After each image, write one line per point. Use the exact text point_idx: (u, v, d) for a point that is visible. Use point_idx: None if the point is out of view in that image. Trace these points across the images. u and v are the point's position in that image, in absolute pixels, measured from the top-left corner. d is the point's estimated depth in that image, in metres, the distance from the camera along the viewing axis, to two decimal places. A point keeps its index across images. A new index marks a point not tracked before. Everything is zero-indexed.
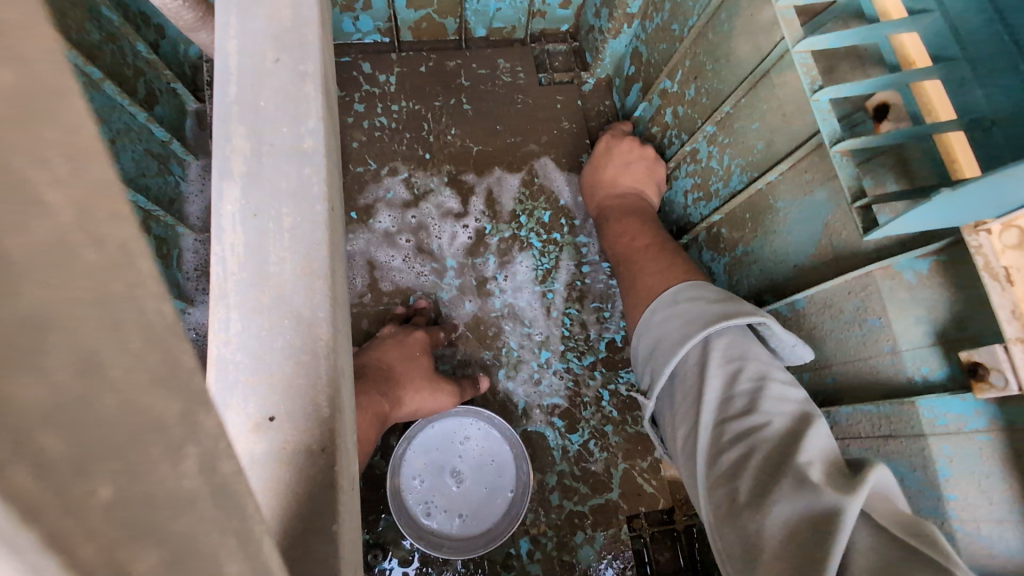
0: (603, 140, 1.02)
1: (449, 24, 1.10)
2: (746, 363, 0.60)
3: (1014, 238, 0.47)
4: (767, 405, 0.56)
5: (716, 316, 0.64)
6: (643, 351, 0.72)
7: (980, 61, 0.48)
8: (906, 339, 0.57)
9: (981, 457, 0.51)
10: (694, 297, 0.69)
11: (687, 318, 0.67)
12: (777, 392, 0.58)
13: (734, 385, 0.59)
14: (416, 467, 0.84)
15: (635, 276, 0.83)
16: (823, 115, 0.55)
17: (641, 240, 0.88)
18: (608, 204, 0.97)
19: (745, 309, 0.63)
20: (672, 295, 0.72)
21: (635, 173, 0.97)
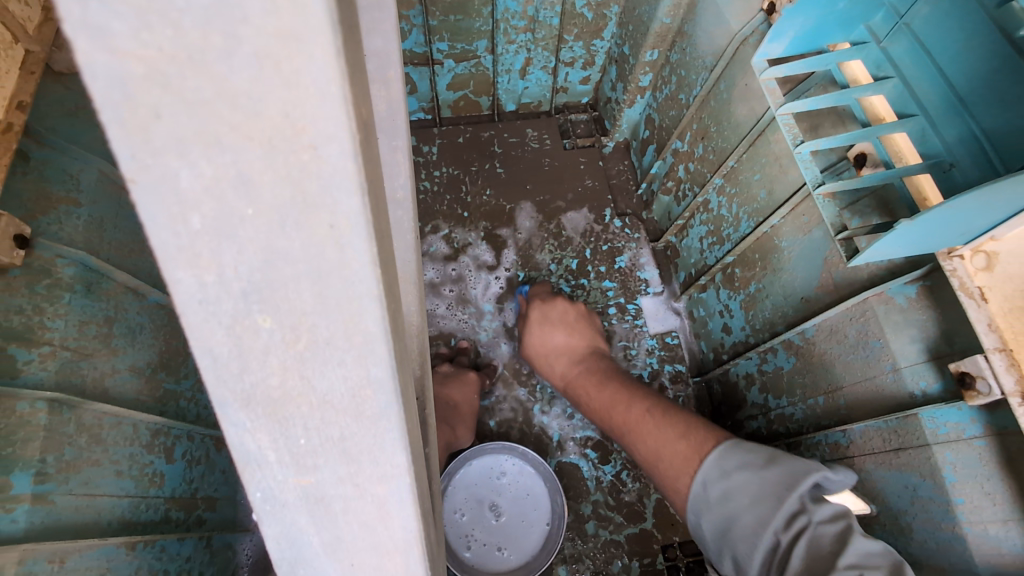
0: (534, 309, 0.99)
1: (484, 101, 1.25)
2: (816, 517, 0.58)
3: (983, 262, 0.54)
4: (855, 560, 0.54)
5: (778, 491, 0.62)
6: (709, 532, 0.66)
7: (935, 115, 0.58)
8: (905, 357, 0.63)
9: (981, 461, 0.55)
10: (742, 464, 0.66)
11: (749, 493, 0.64)
12: (862, 546, 0.55)
13: (816, 545, 0.57)
14: (457, 501, 0.90)
15: (653, 446, 0.77)
16: (806, 165, 0.66)
17: (637, 403, 0.83)
18: (571, 373, 0.95)
19: (802, 473, 0.62)
20: (717, 466, 0.68)
21: (580, 330, 0.98)
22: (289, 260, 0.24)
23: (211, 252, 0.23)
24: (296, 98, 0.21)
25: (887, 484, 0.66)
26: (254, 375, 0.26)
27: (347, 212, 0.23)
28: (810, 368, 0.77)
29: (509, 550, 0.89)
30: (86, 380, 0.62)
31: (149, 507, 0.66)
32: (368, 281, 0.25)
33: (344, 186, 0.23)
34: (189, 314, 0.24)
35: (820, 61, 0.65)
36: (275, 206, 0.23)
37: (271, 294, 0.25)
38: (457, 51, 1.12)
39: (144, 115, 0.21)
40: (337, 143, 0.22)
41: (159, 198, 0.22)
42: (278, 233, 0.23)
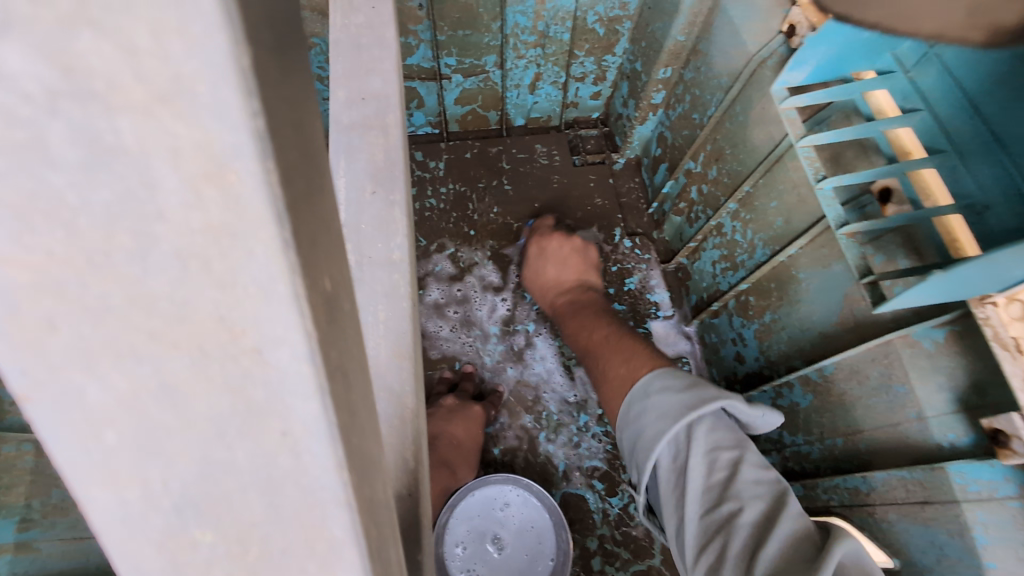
0: (534, 244, 1.06)
1: (492, 116, 1.22)
2: (721, 448, 0.62)
3: (1018, 311, 0.50)
4: (743, 488, 0.59)
5: (681, 409, 0.65)
6: (627, 448, 0.71)
7: (967, 152, 0.54)
8: (931, 406, 0.59)
9: (1015, 525, 0.51)
10: (663, 387, 0.69)
11: (661, 410, 0.67)
12: (752, 474, 0.60)
13: (711, 475, 0.61)
14: (458, 534, 0.87)
15: (605, 367, 0.84)
16: (828, 201, 0.63)
17: (597, 332, 0.92)
18: (560, 303, 1.02)
19: (711, 394, 0.64)
20: (644, 388, 0.72)
21: (572, 269, 1.04)
22: (229, 472, 0.16)
23: (130, 471, 0.16)
24: (233, 290, 0.14)
25: (910, 538, 0.63)
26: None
27: (301, 418, 0.16)
28: (828, 407, 0.74)
29: None
30: None
31: None
32: (336, 489, 0.17)
33: (302, 391, 0.16)
34: (109, 531, 0.17)
35: (843, 91, 0.62)
36: (215, 417, 0.16)
37: (211, 505, 0.17)
38: (465, 66, 1.09)
39: (34, 326, 0.14)
40: (294, 339, 0.15)
41: (63, 420, 0.15)
42: (216, 444, 0.16)
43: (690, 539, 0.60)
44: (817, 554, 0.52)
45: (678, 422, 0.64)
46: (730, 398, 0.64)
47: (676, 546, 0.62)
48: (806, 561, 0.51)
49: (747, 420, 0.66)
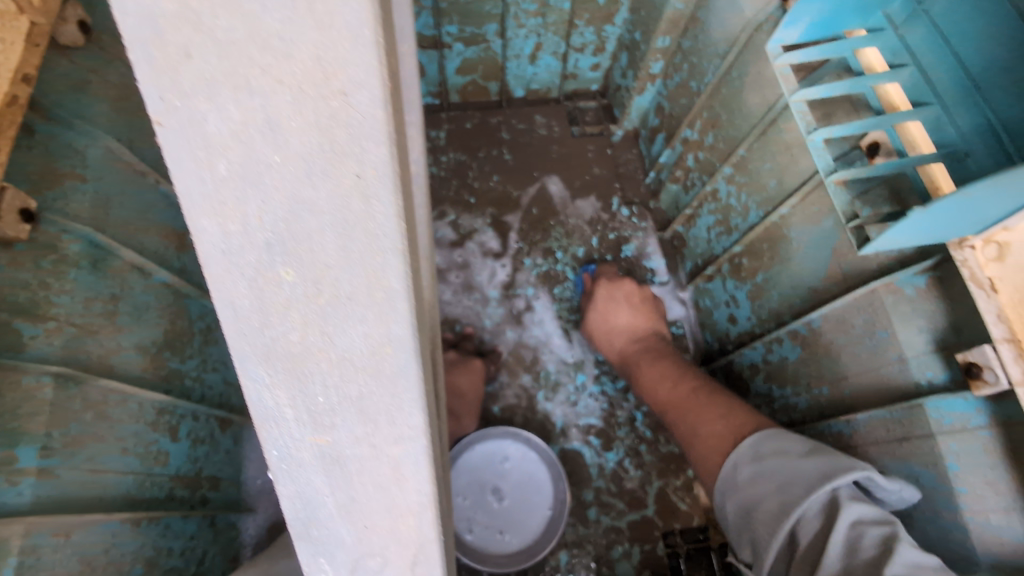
0: (600, 288, 1.00)
1: (492, 86, 1.24)
2: (861, 520, 0.54)
3: (995, 252, 0.53)
4: (898, 543, 0.51)
5: (816, 478, 0.59)
6: (734, 516, 0.68)
7: (950, 103, 0.57)
8: (911, 348, 0.63)
9: (984, 451, 0.55)
10: (778, 451, 0.66)
11: (778, 480, 0.63)
12: (908, 542, 0.52)
13: (856, 520, 0.55)
14: (460, 484, 0.90)
15: (694, 424, 0.79)
16: (819, 152, 0.65)
17: (684, 384, 0.86)
18: (630, 349, 0.96)
19: (847, 465, 0.59)
20: (752, 449, 0.69)
21: (639, 313, 0.99)
22: (314, 211, 0.27)
23: (241, 201, 0.28)
24: (330, 72, 0.25)
25: (889, 474, 0.66)
26: (277, 312, 0.30)
27: (372, 160, 0.26)
28: (816, 358, 0.77)
29: (510, 533, 0.89)
30: (92, 357, 0.63)
31: (154, 484, 0.67)
32: (392, 237, 0.28)
33: (370, 133, 0.26)
34: (220, 259, 0.29)
35: (835, 48, 0.64)
36: (307, 160, 0.26)
37: (296, 245, 0.28)
38: (466, 35, 1.11)
39: (176, 54, 0.25)
40: (370, 93, 0.25)
41: (186, 143, 0.26)
42: (306, 180, 0.27)
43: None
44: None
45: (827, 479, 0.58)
46: (869, 469, 0.58)
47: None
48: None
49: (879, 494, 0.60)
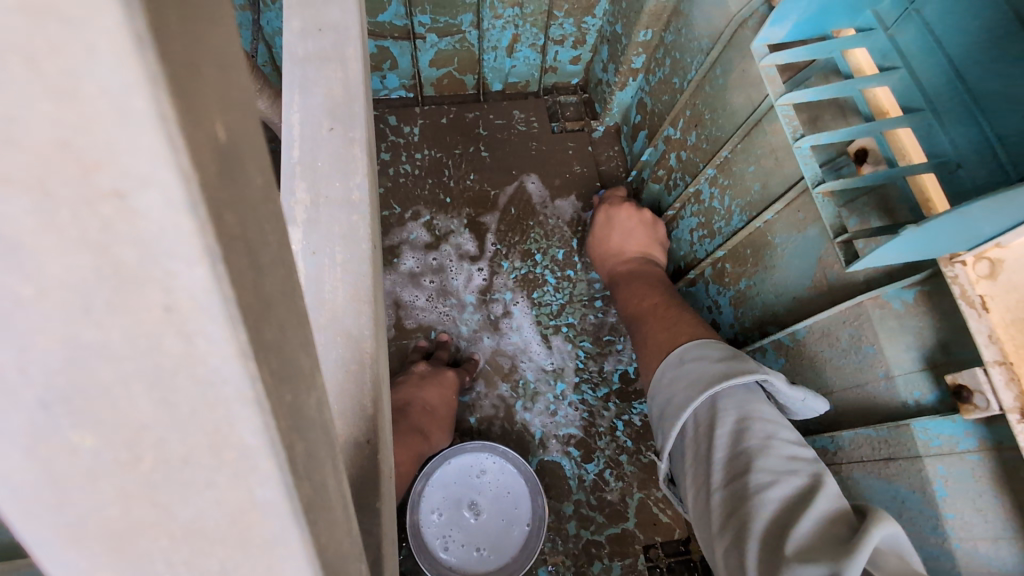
0: (602, 210, 1.03)
1: (468, 79, 1.19)
2: (751, 420, 0.58)
3: (986, 269, 0.51)
4: (776, 463, 0.53)
5: (719, 377, 0.62)
6: (653, 417, 0.70)
7: (943, 111, 0.54)
8: (899, 365, 0.60)
9: (973, 476, 0.53)
10: (699, 357, 0.68)
11: (692, 379, 0.65)
12: (787, 453, 0.54)
13: (743, 442, 0.56)
14: (434, 500, 0.87)
15: (646, 334, 0.82)
16: (805, 160, 0.62)
17: (649, 300, 0.88)
18: (619, 270, 0.98)
19: (747, 367, 0.62)
20: (678, 356, 0.70)
21: (639, 239, 0.99)
22: (107, 381, 0.14)
23: None
24: (86, 134, 0.12)
25: (874, 493, 0.64)
26: (55, 533, 0.15)
27: (165, 251, 0.13)
28: (800, 370, 0.75)
29: (487, 550, 0.85)
30: None
31: None
32: (246, 404, 0.15)
33: (177, 254, 0.13)
34: None
35: (824, 48, 0.61)
36: (68, 301, 0.13)
37: (89, 448, 0.14)
38: (440, 26, 1.05)
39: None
40: (160, 189, 0.13)
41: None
42: (74, 347, 0.13)
43: (711, 508, 0.55)
44: (854, 529, 0.45)
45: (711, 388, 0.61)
46: (767, 372, 0.60)
47: (693, 509, 0.59)
48: (842, 537, 0.45)
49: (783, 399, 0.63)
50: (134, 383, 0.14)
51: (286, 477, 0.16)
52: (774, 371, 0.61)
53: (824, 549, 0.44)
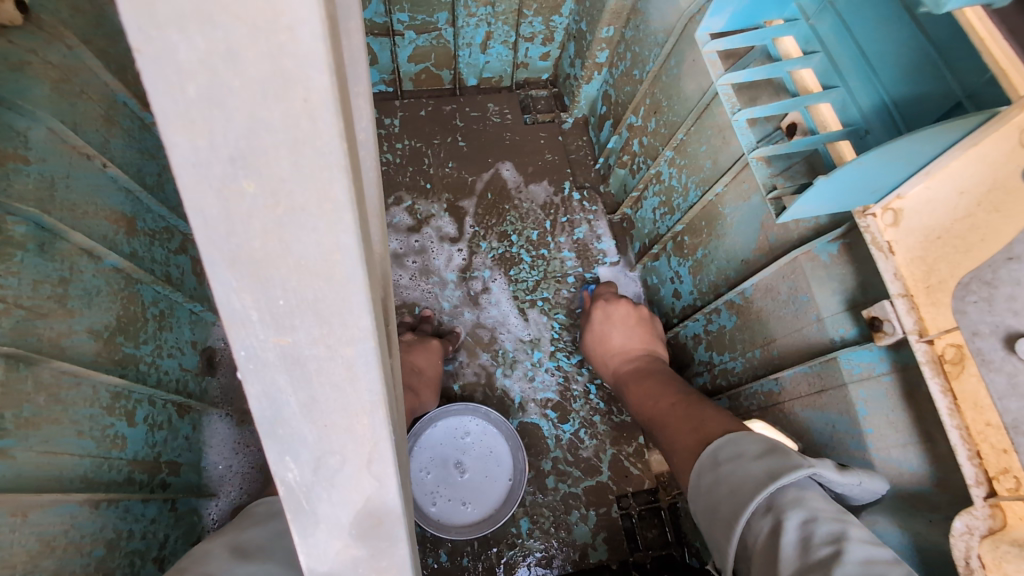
0: (597, 306, 1.01)
1: (445, 74, 1.26)
2: (796, 502, 0.54)
3: (891, 219, 0.60)
4: (856, 570, 0.46)
5: (761, 479, 0.57)
6: (700, 527, 0.64)
7: (853, 86, 0.64)
8: (827, 308, 0.70)
9: (887, 395, 0.62)
10: (736, 454, 0.63)
11: (733, 485, 0.60)
12: (867, 556, 0.47)
13: (810, 550, 0.49)
14: (423, 460, 0.93)
15: (671, 437, 0.77)
16: (743, 131, 0.71)
17: (667, 399, 0.84)
18: (623, 370, 0.96)
19: (793, 462, 0.56)
20: (711, 457, 0.66)
21: (638, 336, 0.98)
22: (268, 131, 0.22)
23: (202, 117, 0.22)
24: None
25: (811, 423, 0.73)
26: (239, 234, 0.24)
27: (316, 88, 0.22)
28: (749, 324, 0.84)
29: (473, 504, 0.92)
30: (42, 339, 0.61)
31: (112, 467, 0.68)
32: (340, 158, 0.23)
33: (316, 61, 0.22)
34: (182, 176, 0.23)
35: (757, 35, 0.70)
36: (258, 74, 0.21)
37: (256, 159, 0.23)
38: (418, 23, 1.12)
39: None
40: (313, 22, 0.21)
41: (154, 67, 0.21)
42: (259, 104, 0.22)
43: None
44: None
45: (761, 491, 0.56)
46: (819, 464, 0.56)
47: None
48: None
49: (837, 489, 0.59)
50: (284, 134, 0.23)
51: (358, 239, 0.25)
52: (820, 463, 0.56)
53: None
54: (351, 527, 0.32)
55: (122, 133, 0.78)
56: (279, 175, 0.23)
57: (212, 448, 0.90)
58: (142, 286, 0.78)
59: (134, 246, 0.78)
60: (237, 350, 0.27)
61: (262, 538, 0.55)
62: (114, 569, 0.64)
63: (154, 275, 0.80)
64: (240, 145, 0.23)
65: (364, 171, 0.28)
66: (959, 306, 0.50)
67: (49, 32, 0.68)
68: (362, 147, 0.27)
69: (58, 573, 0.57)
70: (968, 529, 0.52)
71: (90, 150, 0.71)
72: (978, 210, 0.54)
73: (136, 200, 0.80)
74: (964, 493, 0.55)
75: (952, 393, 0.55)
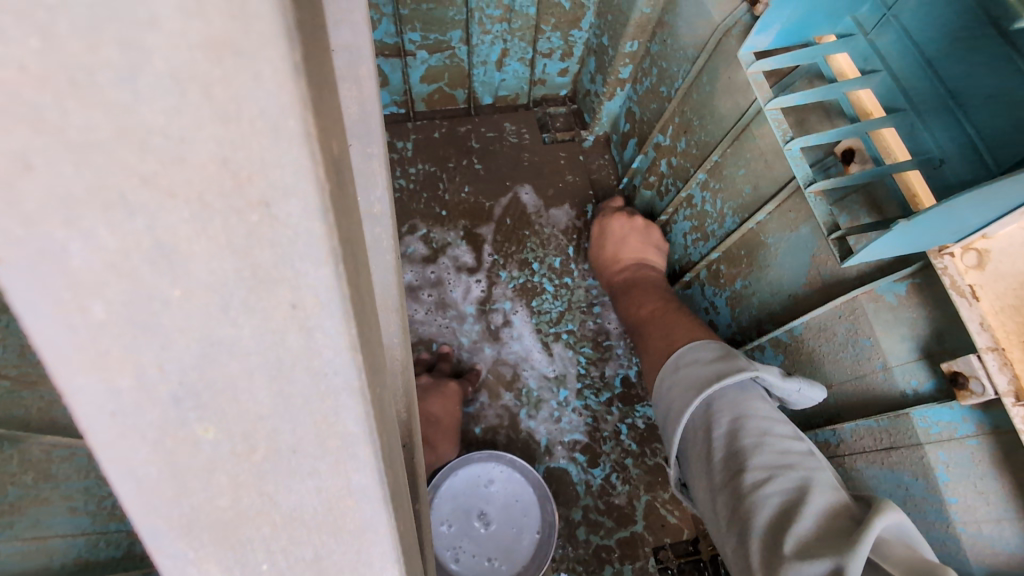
0: (597, 222, 1.07)
1: (459, 94, 1.21)
2: (748, 419, 0.60)
3: (973, 260, 0.53)
4: (770, 460, 0.56)
5: (709, 380, 0.64)
6: (655, 422, 0.71)
7: (924, 110, 0.56)
8: (895, 356, 0.62)
9: (973, 461, 0.55)
10: (694, 360, 0.70)
11: (688, 385, 0.67)
12: (781, 445, 0.57)
13: (735, 445, 0.58)
14: (444, 512, 0.87)
15: (645, 341, 0.84)
16: (796, 161, 0.64)
17: (647, 306, 0.91)
18: (616, 280, 1.01)
19: (739, 366, 0.64)
20: (675, 361, 0.72)
21: (632, 245, 1.02)
22: (235, 353, 0.22)
23: (123, 349, 0.21)
24: (242, 125, 0.19)
25: (877, 481, 0.66)
26: (198, 496, 0.24)
27: (312, 285, 0.21)
28: (798, 365, 0.77)
29: (499, 560, 0.85)
30: (29, 412, 0.56)
31: (110, 542, 0.59)
32: (344, 375, 0.23)
33: (293, 237, 0.20)
34: (100, 431, 0.22)
35: (807, 55, 0.64)
36: (224, 284, 0.21)
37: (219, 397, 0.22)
38: (430, 42, 1.07)
39: (11, 166, 0.18)
40: (299, 197, 0.20)
41: (44, 285, 0.20)
42: (219, 320, 0.21)
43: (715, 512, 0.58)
44: (850, 524, 0.48)
45: (702, 395, 0.63)
46: (760, 371, 0.63)
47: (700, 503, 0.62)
48: (837, 534, 0.47)
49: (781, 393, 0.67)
50: (266, 343, 0.22)
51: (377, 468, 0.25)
52: (764, 368, 0.64)
53: (824, 548, 0.47)
54: None
55: None
56: (258, 392, 0.22)
57: None
58: None
59: None
60: None
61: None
62: None
63: None
64: (192, 377, 0.22)
65: (378, 364, 0.26)
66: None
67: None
68: (373, 336, 0.26)
69: None
70: None
71: None
72: None
73: None
74: None
75: None
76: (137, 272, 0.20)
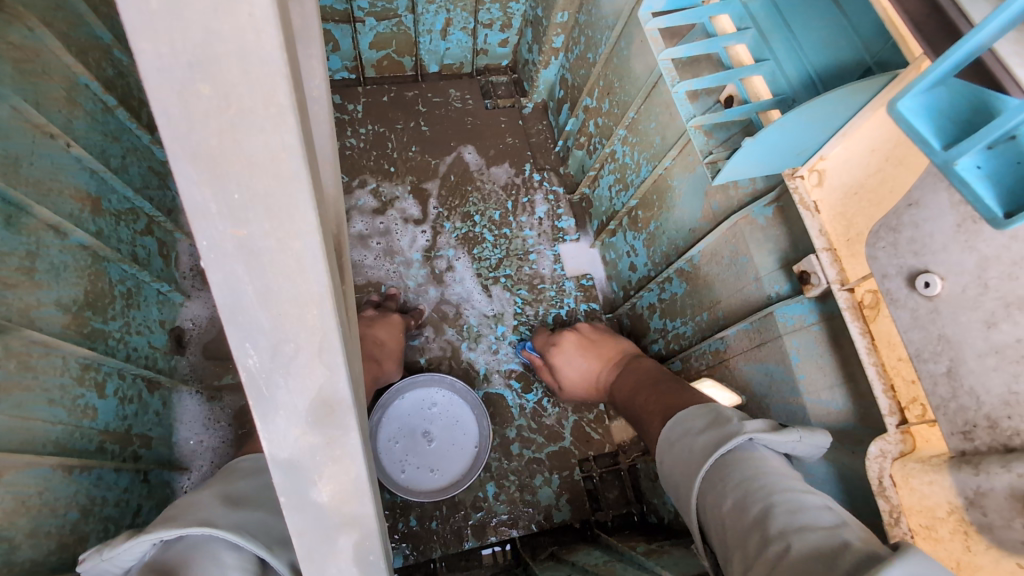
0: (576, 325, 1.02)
1: (406, 61, 1.29)
2: (770, 463, 0.54)
3: (816, 180, 0.65)
4: (797, 496, 0.49)
5: (731, 419, 0.60)
6: (665, 458, 0.65)
7: (783, 58, 0.68)
8: (764, 267, 0.75)
9: (817, 343, 0.68)
10: (711, 404, 0.66)
11: (712, 416, 0.63)
12: (810, 492, 0.50)
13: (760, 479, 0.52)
14: (391, 431, 0.95)
15: (645, 412, 0.77)
16: (684, 102, 0.76)
17: (644, 380, 0.85)
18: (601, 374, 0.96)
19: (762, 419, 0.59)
20: (680, 421, 0.67)
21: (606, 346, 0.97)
22: (222, 79, 0.20)
23: (163, 34, 0.19)
24: None
25: (751, 374, 0.79)
26: (211, 217, 0.22)
27: (267, 20, 0.20)
28: (697, 289, 0.90)
29: (439, 471, 0.94)
30: (12, 309, 0.62)
31: (83, 435, 0.70)
32: (293, 130, 0.22)
33: None
34: (164, 117, 0.20)
35: (694, 13, 0.75)
36: (213, 22, 0.20)
37: (229, 110, 0.21)
38: (378, 10, 1.14)
39: None
40: None
41: None
42: (214, 26, 0.20)
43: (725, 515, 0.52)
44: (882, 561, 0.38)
45: (732, 424, 0.58)
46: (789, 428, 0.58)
47: (706, 497, 0.56)
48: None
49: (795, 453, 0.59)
50: (248, 92, 0.21)
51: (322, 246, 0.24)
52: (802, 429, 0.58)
53: None
54: (348, 558, 0.32)
55: (85, 116, 0.78)
56: (243, 154, 0.22)
57: (182, 424, 0.93)
58: (109, 265, 0.80)
59: (100, 225, 0.79)
60: (243, 362, 0.26)
61: (236, 489, 0.57)
62: (89, 532, 0.67)
63: (120, 253, 0.81)
64: (180, 122, 0.21)
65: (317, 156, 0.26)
66: (870, 252, 0.53)
67: (10, 13, 0.65)
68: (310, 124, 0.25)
69: (33, 532, 0.59)
70: (882, 452, 0.57)
71: (54, 130, 0.71)
72: (887, 165, 0.57)
73: (101, 179, 0.80)
74: (880, 424, 0.60)
75: (869, 333, 0.59)
76: (152, 10, 0.19)
